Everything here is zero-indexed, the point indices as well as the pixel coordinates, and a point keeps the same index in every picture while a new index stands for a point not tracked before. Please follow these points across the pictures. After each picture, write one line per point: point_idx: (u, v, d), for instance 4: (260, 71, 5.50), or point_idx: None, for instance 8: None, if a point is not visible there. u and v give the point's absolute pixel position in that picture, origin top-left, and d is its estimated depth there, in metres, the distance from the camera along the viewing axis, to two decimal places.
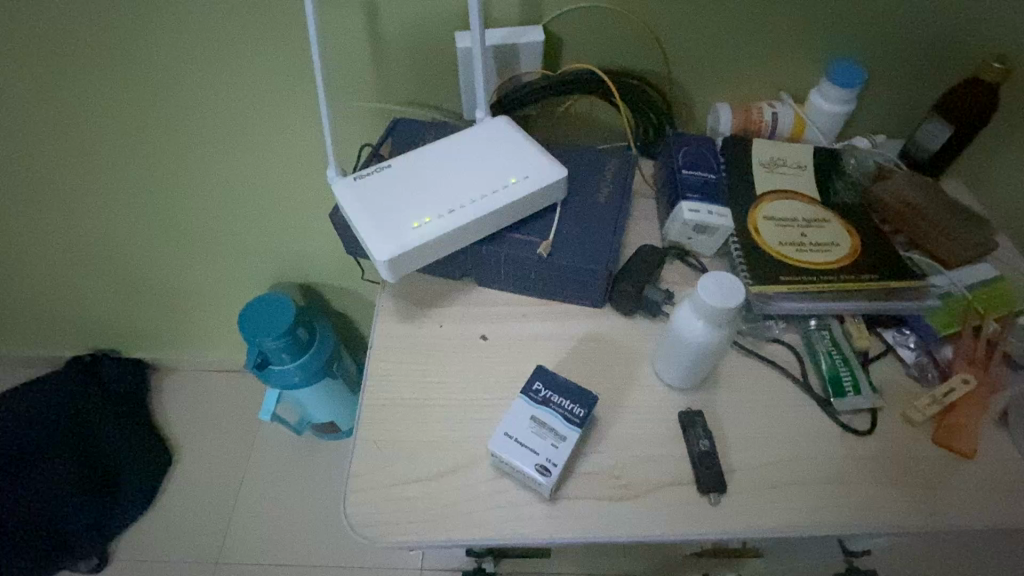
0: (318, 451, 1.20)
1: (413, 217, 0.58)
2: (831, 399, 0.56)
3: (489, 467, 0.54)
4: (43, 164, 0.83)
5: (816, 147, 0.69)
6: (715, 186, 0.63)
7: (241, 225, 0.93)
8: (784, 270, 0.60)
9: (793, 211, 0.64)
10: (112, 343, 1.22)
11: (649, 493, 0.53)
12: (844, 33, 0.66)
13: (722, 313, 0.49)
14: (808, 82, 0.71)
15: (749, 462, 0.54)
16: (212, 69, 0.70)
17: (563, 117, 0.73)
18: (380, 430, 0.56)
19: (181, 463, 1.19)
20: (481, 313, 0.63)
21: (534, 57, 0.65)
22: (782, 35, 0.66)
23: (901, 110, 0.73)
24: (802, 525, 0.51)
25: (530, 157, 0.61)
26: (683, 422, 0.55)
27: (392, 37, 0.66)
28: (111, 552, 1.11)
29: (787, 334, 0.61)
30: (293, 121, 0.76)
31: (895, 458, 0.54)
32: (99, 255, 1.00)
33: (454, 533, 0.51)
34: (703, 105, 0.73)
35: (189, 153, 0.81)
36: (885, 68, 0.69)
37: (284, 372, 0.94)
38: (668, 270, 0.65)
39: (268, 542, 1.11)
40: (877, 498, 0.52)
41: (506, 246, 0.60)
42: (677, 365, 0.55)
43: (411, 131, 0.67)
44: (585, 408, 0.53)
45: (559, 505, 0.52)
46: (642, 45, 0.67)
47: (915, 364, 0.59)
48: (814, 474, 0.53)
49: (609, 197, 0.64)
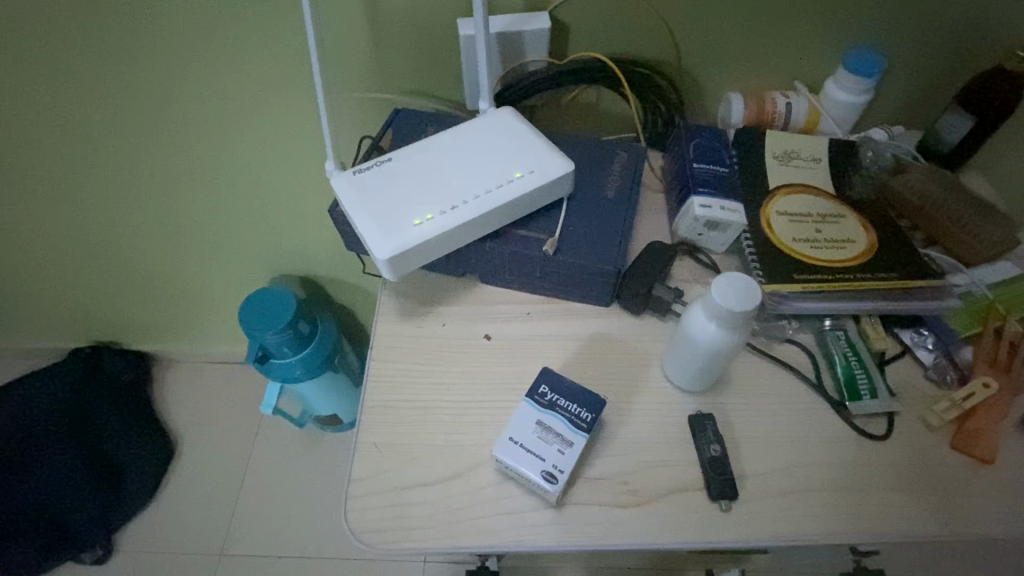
0: (320, 443, 1.19)
1: (415, 214, 0.56)
2: (847, 402, 0.55)
3: (494, 472, 0.52)
4: (36, 157, 0.82)
5: (831, 138, 0.67)
6: (728, 181, 0.61)
7: (240, 218, 0.92)
8: (798, 267, 0.58)
9: (808, 206, 0.62)
10: (112, 335, 1.21)
11: (658, 500, 0.51)
12: (864, 20, 0.64)
13: (737, 316, 0.47)
14: (825, 70, 0.68)
15: (762, 469, 0.52)
16: (206, 59, 0.68)
17: (570, 108, 0.71)
18: (381, 433, 0.55)
19: (182, 454, 1.19)
20: (485, 311, 0.61)
21: (540, 46, 0.62)
22: (798, 21, 0.64)
23: (921, 100, 0.70)
24: (816, 534, 0.49)
25: (535, 150, 0.59)
26: (693, 427, 0.54)
27: (393, 26, 0.63)
28: (115, 544, 1.10)
29: (800, 334, 0.60)
30: (293, 113, 0.74)
31: (912, 465, 0.52)
32: (96, 249, 0.99)
33: (457, 540, 0.49)
34: (714, 95, 0.70)
35: (185, 146, 0.79)
36: (905, 56, 0.67)
37: (286, 366, 0.93)
38: (677, 267, 0.63)
39: (272, 534, 1.11)
40: (894, 506, 0.51)
41: (510, 244, 0.58)
42: (688, 367, 0.53)
43: (413, 122, 0.65)
44: (592, 412, 0.52)
45: (565, 512, 0.50)
46: (652, 32, 0.64)
47: (934, 366, 0.57)
48: (829, 481, 0.52)
49: (617, 191, 0.62)
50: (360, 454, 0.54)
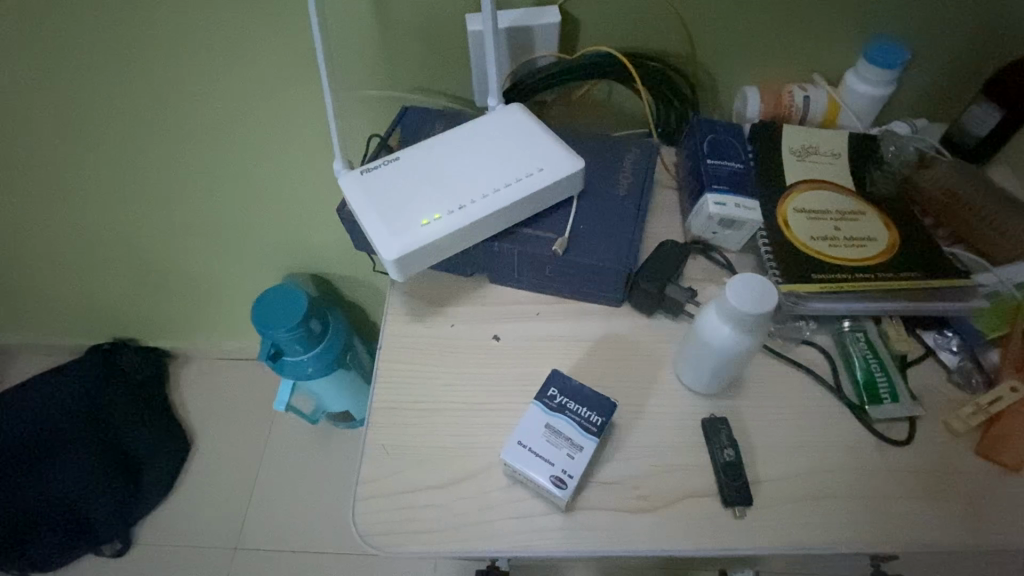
0: (333, 439, 1.19)
1: (423, 214, 0.55)
2: (866, 406, 0.53)
3: (503, 477, 0.51)
4: (49, 156, 0.82)
5: (851, 132, 0.65)
6: (743, 177, 0.59)
7: (249, 216, 0.92)
8: (817, 266, 0.56)
9: (827, 203, 0.60)
10: (130, 331, 1.22)
11: (671, 505, 0.50)
12: (887, 10, 0.61)
13: (752, 318, 0.45)
14: (845, 62, 0.66)
15: (779, 474, 0.51)
16: (208, 58, 0.67)
17: (581, 104, 0.69)
18: (390, 434, 0.54)
19: (198, 449, 1.19)
20: (494, 312, 0.60)
21: (550, 40, 0.61)
22: (816, 12, 0.62)
23: (944, 91, 0.68)
24: (834, 543, 0.48)
25: (545, 147, 0.58)
26: (706, 431, 0.53)
27: (400, 21, 0.62)
28: (134, 535, 1.12)
29: (818, 336, 0.58)
30: (301, 110, 0.73)
31: (935, 472, 0.51)
32: (107, 247, 0.99)
33: (464, 545, 0.49)
34: (730, 88, 0.69)
35: (193, 144, 0.78)
36: (927, 46, 0.64)
37: (297, 364, 0.93)
38: (690, 267, 0.62)
39: (285, 530, 1.11)
40: (917, 514, 0.49)
41: (520, 243, 0.57)
42: (703, 370, 0.52)
43: (421, 120, 0.64)
44: (602, 415, 0.50)
45: (574, 517, 0.49)
46: (665, 24, 0.62)
47: (959, 369, 0.55)
48: (848, 487, 0.50)
49: (629, 188, 0.61)
50: (367, 456, 0.53)
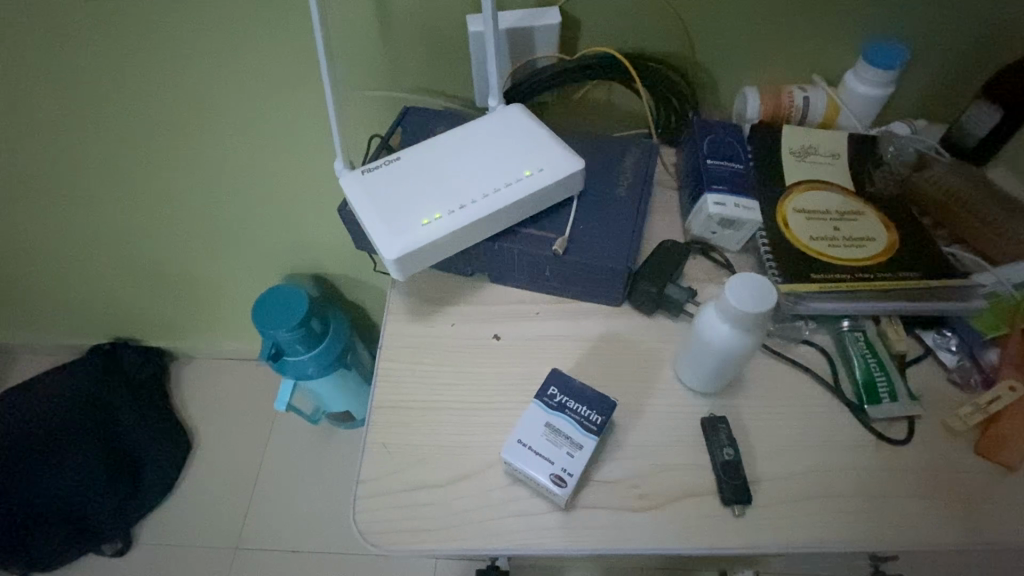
0: (334, 439, 1.19)
1: (424, 214, 0.55)
2: (866, 406, 0.53)
3: (503, 475, 0.52)
4: (50, 156, 0.82)
5: (850, 133, 0.65)
6: (743, 177, 0.59)
7: (250, 216, 0.92)
8: (816, 266, 0.57)
9: (826, 203, 0.61)
10: (131, 331, 1.22)
11: (671, 504, 0.50)
12: (886, 11, 0.62)
13: (751, 317, 0.45)
14: (845, 63, 0.66)
15: (778, 473, 0.51)
16: (210, 59, 0.68)
17: (581, 104, 0.70)
18: (390, 433, 0.54)
19: (199, 449, 1.19)
20: (494, 312, 0.61)
21: (549, 41, 0.61)
22: (815, 13, 0.62)
23: (943, 91, 0.68)
24: (832, 541, 0.48)
25: (545, 147, 0.58)
26: (706, 430, 0.53)
27: (400, 22, 0.62)
28: (134, 535, 1.12)
29: (817, 335, 0.58)
30: (301, 110, 0.73)
31: (934, 471, 0.51)
32: (108, 247, 1.00)
33: (463, 543, 0.49)
34: (730, 89, 0.69)
35: (194, 143, 0.79)
36: (925, 46, 0.64)
37: (297, 363, 0.93)
38: (690, 266, 0.62)
39: (285, 530, 1.11)
40: (915, 513, 0.49)
41: (520, 243, 0.57)
42: (703, 370, 0.52)
43: (422, 121, 0.65)
44: (602, 414, 0.50)
45: (574, 516, 0.50)
46: (665, 24, 0.63)
47: (958, 368, 0.55)
48: (847, 486, 0.50)
49: (629, 188, 0.61)
50: (368, 455, 0.53)
